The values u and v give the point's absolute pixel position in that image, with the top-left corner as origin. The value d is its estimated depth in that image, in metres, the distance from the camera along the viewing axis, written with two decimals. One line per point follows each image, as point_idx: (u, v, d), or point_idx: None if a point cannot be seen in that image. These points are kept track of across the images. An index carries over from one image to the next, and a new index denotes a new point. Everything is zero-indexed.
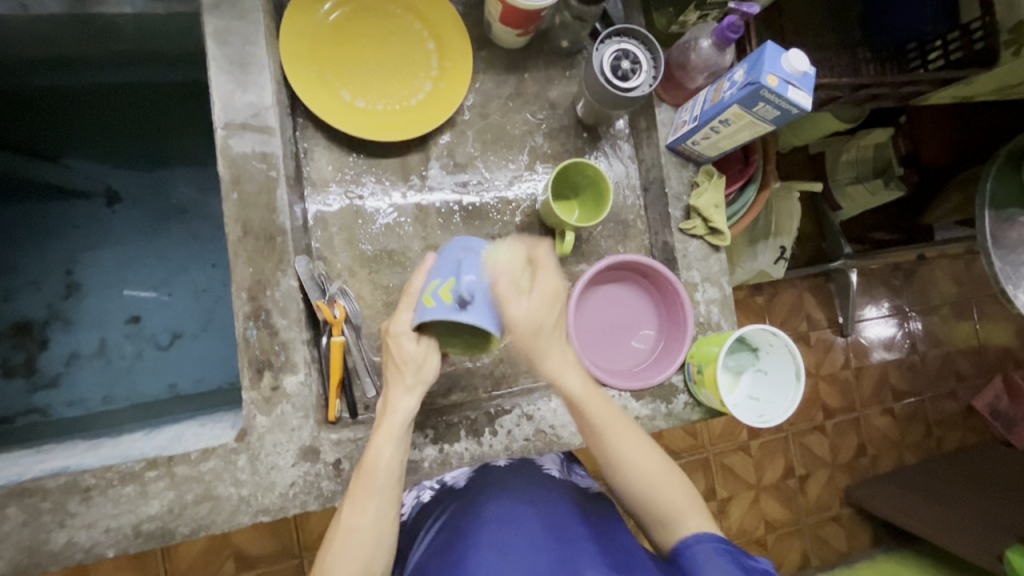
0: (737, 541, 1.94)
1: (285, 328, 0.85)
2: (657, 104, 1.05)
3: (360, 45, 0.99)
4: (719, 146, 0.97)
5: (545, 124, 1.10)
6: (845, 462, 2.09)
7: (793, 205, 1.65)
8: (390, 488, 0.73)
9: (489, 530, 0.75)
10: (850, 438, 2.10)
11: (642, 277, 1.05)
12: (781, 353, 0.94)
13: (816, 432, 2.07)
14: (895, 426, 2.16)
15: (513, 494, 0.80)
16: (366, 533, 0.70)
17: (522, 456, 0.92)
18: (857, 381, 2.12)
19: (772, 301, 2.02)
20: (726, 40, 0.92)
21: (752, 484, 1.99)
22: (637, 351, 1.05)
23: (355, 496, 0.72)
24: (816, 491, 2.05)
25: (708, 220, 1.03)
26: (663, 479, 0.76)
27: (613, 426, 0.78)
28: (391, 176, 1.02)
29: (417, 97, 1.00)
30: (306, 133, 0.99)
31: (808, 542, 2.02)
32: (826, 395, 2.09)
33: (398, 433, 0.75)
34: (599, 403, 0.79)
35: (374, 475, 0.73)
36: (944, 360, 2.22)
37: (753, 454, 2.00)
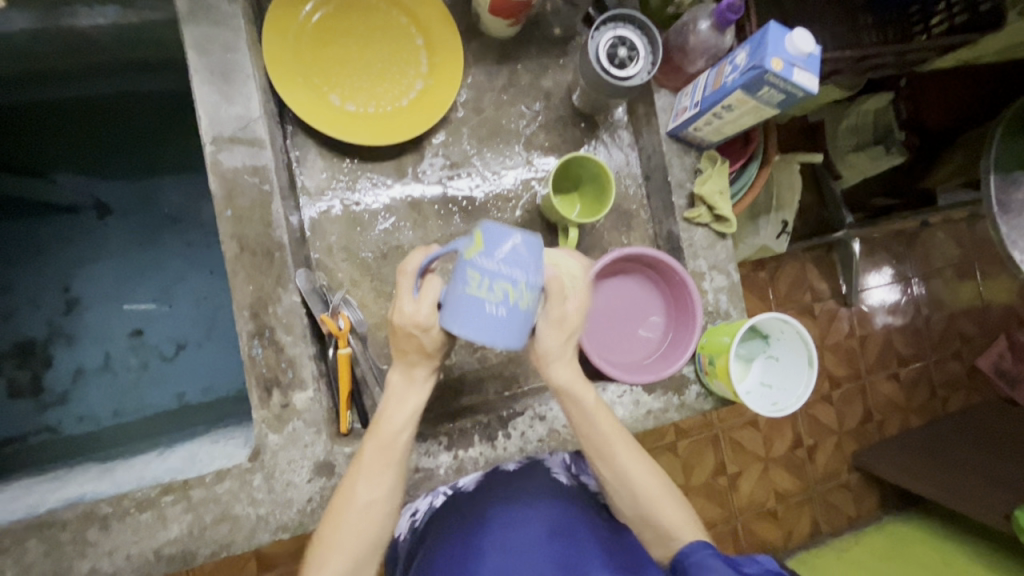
0: (748, 513, 1.97)
1: (290, 344, 0.84)
2: (656, 90, 1.01)
3: (346, 46, 0.95)
4: (722, 131, 0.94)
5: (541, 115, 1.07)
6: (853, 430, 2.11)
7: (793, 177, 1.64)
8: (398, 457, 0.73)
9: (494, 536, 0.76)
10: (857, 406, 2.12)
11: (649, 269, 1.03)
12: (792, 340, 0.93)
13: (823, 402, 2.08)
14: (900, 391, 2.17)
15: (520, 498, 0.81)
16: (376, 500, 0.72)
17: (535, 457, 0.91)
18: (862, 350, 2.12)
19: (775, 276, 2.00)
20: (726, 22, 0.89)
21: (761, 458, 2.00)
22: (646, 342, 1.04)
23: (362, 462, 0.72)
24: (825, 461, 2.07)
25: (713, 208, 1.00)
26: (662, 493, 0.78)
27: (617, 444, 0.79)
28: (387, 179, 1.00)
29: (408, 96, 0.97)
30: (297, 140, 0.96)
31: (818, 510, 2.05)
32: (833, 366, 2.09)
33: (411, 399, 0.75)
34: (605, 423, 0.79)
35: (384, 440, 0.73)
36: (948, 324, 2.22)
37: (761, 428, 2.01)
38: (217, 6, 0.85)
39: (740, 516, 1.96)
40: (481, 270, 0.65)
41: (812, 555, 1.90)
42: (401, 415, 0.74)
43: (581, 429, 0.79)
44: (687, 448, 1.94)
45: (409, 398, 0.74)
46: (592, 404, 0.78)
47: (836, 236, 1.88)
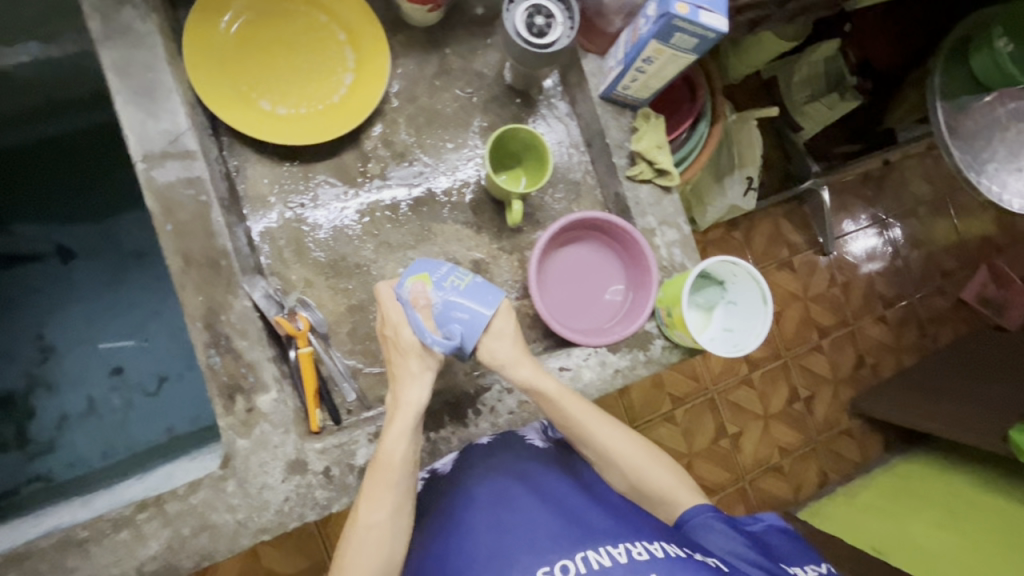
0: (754, 470, 1.99)
1: (248, 349, 0.84)
2: (583, 56, 1.01)
3: (271, 52, 0.96)
4: (650, 86, 0.94)
5: (476, 96, 1.07)
6: (847, 375, 2.13)
7: (753, 135, 1.66)
8: (395, 477, 0.76)
9: (486, 510, 0.79)
10: (848, 351, 2.13)
11: (598, 229, 1.04)
12: (746, 281, 0.94)
13: (814, 352, 2.10)
14: (889, 332, 2.18)
15: (499, 473, 0.83)
16: (385, 526, 0.74)
17: (507, 431, 0.90)
18: (845, 295, 2.14)
19: (750, 236, 2.03)
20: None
21: (759, 415, 2.02)
22: (609, 305, 1.04)
23: (370, 490, 0.75)
24: (824, 410, 2.09)
25: (653, 163, 1.00)
26: (645, 462, 0.83)
27: (592, 421, 0.83)
28: (330, 180, 1.00)
29: (338, 93, 0.98)
30: (234, 150, 0.96)
31: (824, 459, 2.06)
32: (818, 315, 2.11)
33: (409, 429, 0.79)
34: (577, 409, 0.83)
35: (385, 471, 0.76)
36: (927, 259, 2.23)
37: (756, 385, 2.03)
38: (132, 26, 0.85)
39: (747, 476, 1.98)
40: (444, 284, 0.83)
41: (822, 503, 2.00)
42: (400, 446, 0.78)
43: (560, 421, 0.83)
44: (685, 415, 1.96)
45: (413, 392, 0.81)
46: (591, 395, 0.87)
47: (805, 186, 1.93)
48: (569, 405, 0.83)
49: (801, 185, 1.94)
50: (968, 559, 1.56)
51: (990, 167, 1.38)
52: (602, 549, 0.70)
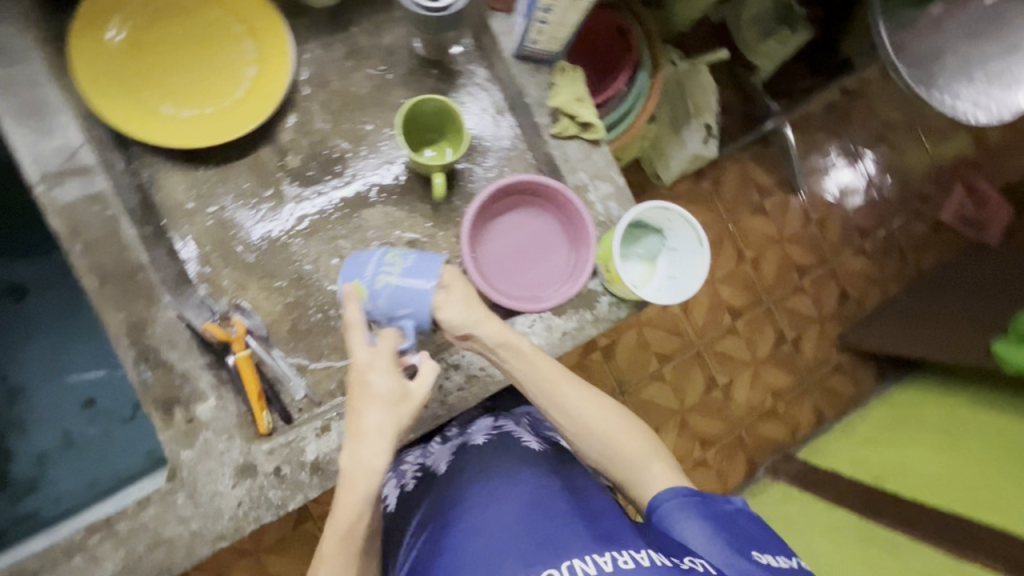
0: (749, 418, 1.99)
1: (179, 359, 0.83)
2: (491, 16, 0.98)
3: (165, 54, 0.93)
4: (558, 37, 0.91)
5: (390, 73, 1.04)
6: (833, 311, 2.10)
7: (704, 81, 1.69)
8: (349, 539, 0.67)
9: (473, 515, 0.80)
10: (831, 288, 2.10)
11: (526, 192, 1.01)
12: (682, 226, 0.92)
13: (797, 293, 2.07)
14: (872, 263, 2.14)
15: (491, 477, 0.85)
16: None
17: (500, 432, 0.93)
18: (820, 233, 2.10)
19: (718, 186, 2.00)
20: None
21: (746, 362, 2.01)
22: (553, 268, 1.02)
23: (324, 557, 0.67)
24: (812, 348, 2.07)
25: (575, 117, 0.98)
26: (616, 428, 0.81)
27: (562, 380, 0.80)
28: (249, 178, 0.97)
29: (242, 87, 0.95)
30: (142, 160, 0.93)
31: (818, 398, 2.06)
32: (795, 255, 2.07)
33: (364, 490, 0.67)
34: (543, 366, 0.80)
35: (338, 532, 0.67)
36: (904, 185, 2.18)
37: (742, 332, 2.01)
38: (8, 45, 0.82)
39: (742, 424, 1.98)
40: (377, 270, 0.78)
41: (824, 442, 1.96)
42: (354, 507, 0.66)
43: (528, 379, 0.80)
44: (672, 373, 1.95)
45: (365, 447, 0.67)
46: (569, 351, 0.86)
47: (768, 126, 1.97)
48: (539, 361, 0.80)
49: (765, 126, 1.97)
50: (970, 473, 1.52)
51: (940, 80, 1.35)
52: (587, 557, 0.69)
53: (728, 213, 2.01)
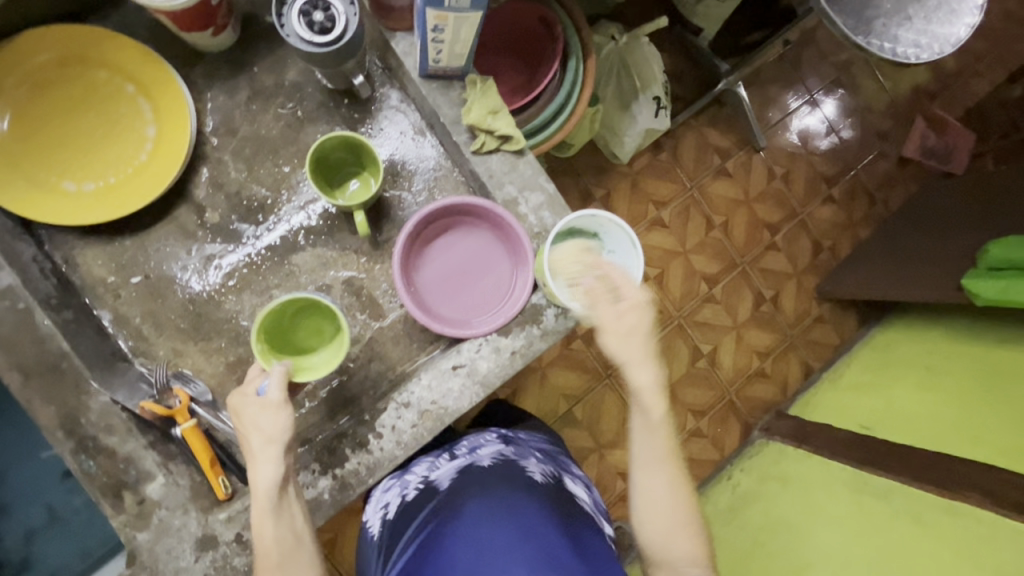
0: (736, 382, 1.85)
1: (120, 443, 0.81)
2: (391, 36, 0.94)
3: (59, 129, 0.90)
4: (459, 53, 0.87)
5: (300, 109, 1.00)
6: (806, 264, 1.94)
7: (645, 50, 1.60)
8: (268, 501, 0.69)
9: (470, 533, 0.72)
10: (803, 241, 1.94)
11: (439, 219, 0.98)
12: (613, 228, 0.90)
13: (770, 251, 1.92)
14: (840, 211, 1.98)
15: (497, 497, 0.77)
16: (277, 551, 0.69)
17: (508, 459, 0.86)
18: (789, 185, 1.94)
19: (677, 154, 1.86)
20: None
21: (728, 326, 1.87)
22: (496, 285, 0.99)
23: (254, 517, 0.69)
24: (791, 303, 1.92)
25: (493, 131, 0.95)
26: (681, 524, 0.78)
27: (651, 455, 0.80)
28: (170, 241, 0.94)
29: (145, 149, 0.92)
30: (55, 241, 0.90)
31: (803, 350, 1.90)
32: (763, 214, 1.92)
33: (275, 454, 0.69)
34: (647, 439, 0.80)
35: (262, 498, 0.69)
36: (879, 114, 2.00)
37: (721, 299, 1.87)
38: None
39: (732, 388, 1.85)
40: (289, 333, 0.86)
41: (813, 395, 1.80)
42: (266, 474, 0.69)
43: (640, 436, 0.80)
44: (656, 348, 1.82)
45: (259, 422, 0.70)
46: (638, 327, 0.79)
47: (720, 88, 1.79)
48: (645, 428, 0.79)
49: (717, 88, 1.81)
50: (964, 411, 1.36)
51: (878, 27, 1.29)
52: None
53: (691, 181, 1.88)
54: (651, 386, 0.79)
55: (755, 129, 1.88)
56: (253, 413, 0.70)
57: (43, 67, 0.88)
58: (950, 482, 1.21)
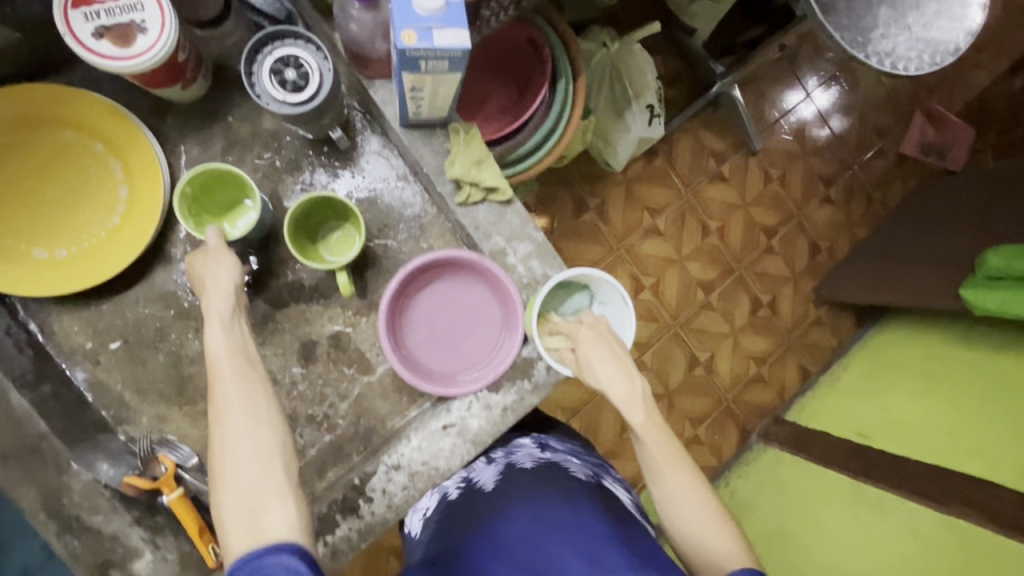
0: (734, 389, 1.75)
1: (105, 522, 0.80)
2: (370, 85, 0.90)
3: (28, 194, 0.87)
4: (439, 106, 0.84)
5: (278, 159, 0.97)
6: (805, 267, 1.83)
7: (639, 59, 1.48)
8: (230, 369, 0.72)
9: (518, 530, 0.74)
10: (800, 243, 1.83)
11: (421, 270, 0.95)
12: (603, 283, 0.88)
13: (767, 254, 1.81)
14: (838, 212, 1.86)
15: (537, 493, 0.78)
16: (244, 438, 0.68)
17: (548, 460, 0.86)
18: (785, 188, 1.83)
19: (672, 158, 1.77)
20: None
21: (726, 332, 1.76)
22: (487, 338, 0.96)
23: (216, 405, 0.71)
24: (789, 306, 1.80)
25: (477, 183, 0.92)
26: (713, 520, 0.76)
27: (664, 462, 0.78)
28: (147, 304, 0.91)
29: (117, 212, 0.88)
30: (30, 309, 0.88)
31: (801, 355, 1.79)
32: (760, 217, 1.81)
33: (229, 323, 0.76)
34: (653, 445, 0.79)
35: (220, 367, 0.72)
36: (883, 107, 1.88)
37: (717, 306, 1.76)
38: None
39: (728, 394, 1.74)
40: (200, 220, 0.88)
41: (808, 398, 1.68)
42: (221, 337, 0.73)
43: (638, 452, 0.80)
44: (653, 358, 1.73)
45: (216, 277, 0.79)
46: (602, 348, 0.81)
47: (714, 92, 1.67)
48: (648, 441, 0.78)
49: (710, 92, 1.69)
50: (962, 417, 1.26)
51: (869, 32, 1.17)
52: None
53: (687, 186, 1.77)
54: (631, 398, 0.79)
55: (750, 129, 1.76)
56: (216, 269, 0.79)
57: (6, 132, 0.85)
58: (953, 503, 1.14)
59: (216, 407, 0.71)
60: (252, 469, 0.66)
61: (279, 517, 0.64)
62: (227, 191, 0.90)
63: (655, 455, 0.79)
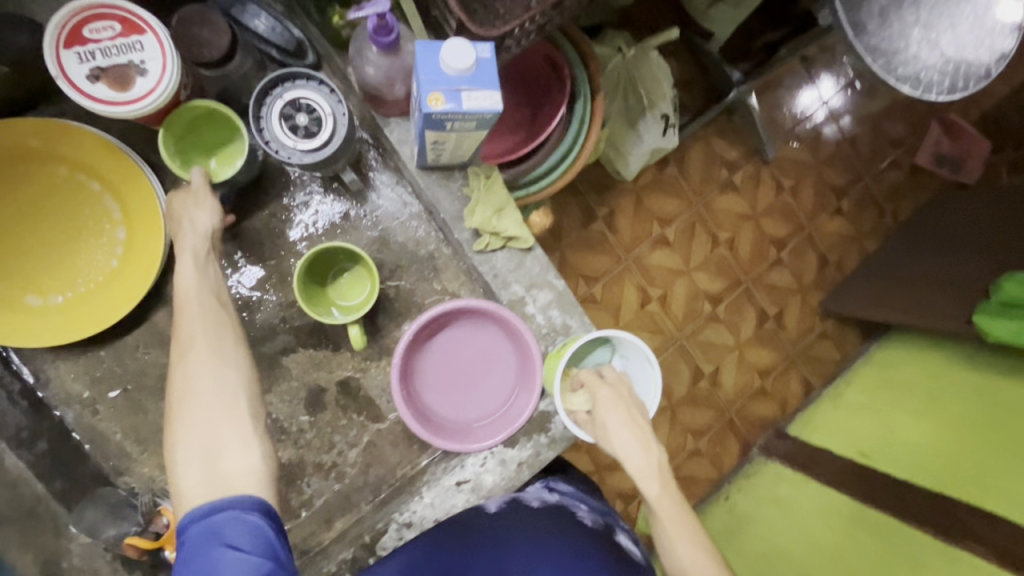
0: (739, 402, 1.61)
1: None
2: (384, 123, 0.85)
3: (21, 235, 0.82)
4: (460, 154, 0.79)
5: (288, 199, 0.92)
6: (812, 279, 1.69)
7: (654, 65, 1.38)
8: (206, 304, 0.69)
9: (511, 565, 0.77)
10: (809, 257, 1.69)
11: (420, 330, 0.90)
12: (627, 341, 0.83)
13: (776, 267, 1.66)
14: (849, 223, 1.72)
15: (540, 534, 0.80)
16: (208, 379, 0.65)
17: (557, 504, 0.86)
18: (797, 198, 1.68)
19: (682, 168, 1.62)
20: (390, 46, 0.72)
21: (731, 346, 1.62)
22: (500, 387, 0.92)
23: (181, 343, 0.67)
24: (794, 317, 1.66)
25: (498, 231, 0.87)
26: None
27: (677, 534, 0.73)
28: (148, 351, 0.87)
29: (116, 254, 0.84)
30: (25, 357, 0.84)
31: (804, 368, 1.66)
32: (768, 227, 1.66)
33: (204, 258, 0.73)
34: (669, 514, 0.74)
35: (189, 304, 0.69)
36: (906, 112, 1.75)
37: (724, 317, 1.62)
38: None
39: (732, 408, 1.60)
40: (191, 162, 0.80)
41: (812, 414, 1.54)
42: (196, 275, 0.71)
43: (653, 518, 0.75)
44: None
45: (196, 213, 0.75)
46: (622, 414, 0.76)
47: (730, 99, 1.53)
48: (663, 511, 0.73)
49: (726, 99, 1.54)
50: (970, 444, 1.17)
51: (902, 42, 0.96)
52: None
53: (698, 196, 1.62)
54: (650, 470, 0.74)
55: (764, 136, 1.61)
56: (193, 211, 0.75)
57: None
58: (953, 535, 1.08)
59: (181, 345, 0.68)
60: (216, 412, 0.64)
61: (240, 467, 0.62)
62: (218, 130, 0.81)
63: (669, 524, 0.74)
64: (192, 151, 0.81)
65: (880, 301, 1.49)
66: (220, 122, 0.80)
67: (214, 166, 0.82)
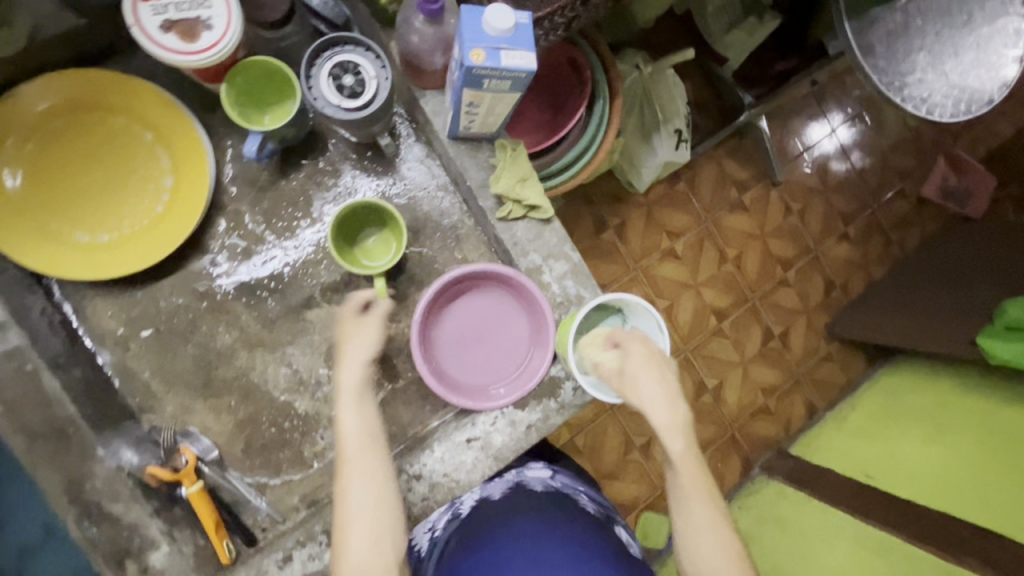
0: (741, 420, 1.63)
1: (125, 510, 0.79)
2: (421, 95, 0.92)
3: (76, 176, 0.88)
4: (491, 122, 0.85)
5: (322, 160, 0.97)
6: (818, 302, 1.72)
7: (671, 84, 1.43)
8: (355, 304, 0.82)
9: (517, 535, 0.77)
10: (816, 280, 1.72)
11: (437, 298, 0.94)
12: (639, 310, 0.85)
13: (782, 287, 1.70)
14: (855, 249, 1.76)
15: (540, 512, 0.82)
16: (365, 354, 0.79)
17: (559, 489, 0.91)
18: (804, 221, 1.73)
19: (694, 185, 1.67)
20: (435, 14, 0.80)
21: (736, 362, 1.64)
22: (514, 352, 0.96)
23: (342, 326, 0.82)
24: (801, 340, 1.69)
25: (520, 200, 0.92)
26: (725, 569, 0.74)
27: (693, 495, 0.76)
28: (181, 295, 0.92)
29: (161, 200, 0.89)
30: (67, 291, 0.89)
31: (809, 392, 1.67)
32: (777, 249, 1.70)
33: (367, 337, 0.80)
34: (690, 474, 0.77)
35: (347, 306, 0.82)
36: (913, 144, 1.81)
37: (728, 334, 1.65)
38: None
39: (735, 425, 1.62)
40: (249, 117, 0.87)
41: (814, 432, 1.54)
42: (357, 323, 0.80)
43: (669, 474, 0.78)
44: None
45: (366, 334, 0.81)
46: (653, 371, 0.76)
47: (741, 122, 1.59)
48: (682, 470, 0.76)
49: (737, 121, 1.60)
50: (977, 471, 1.19)
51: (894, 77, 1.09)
52: None
53: (707, 213, 1.67)
54: (674, 425, 0.76)
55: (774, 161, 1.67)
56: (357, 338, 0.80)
57: (60, 113, 0.86)
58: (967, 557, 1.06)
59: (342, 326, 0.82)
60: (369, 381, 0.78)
61: (372, 413, 0.76)
62: (276, 90, 0.89)
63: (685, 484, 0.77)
64: (248, 108, 0.88)
65: (883, 325, 1.51)
66: (279, 83, 0.88)
67: (267, 121, 0.89)
